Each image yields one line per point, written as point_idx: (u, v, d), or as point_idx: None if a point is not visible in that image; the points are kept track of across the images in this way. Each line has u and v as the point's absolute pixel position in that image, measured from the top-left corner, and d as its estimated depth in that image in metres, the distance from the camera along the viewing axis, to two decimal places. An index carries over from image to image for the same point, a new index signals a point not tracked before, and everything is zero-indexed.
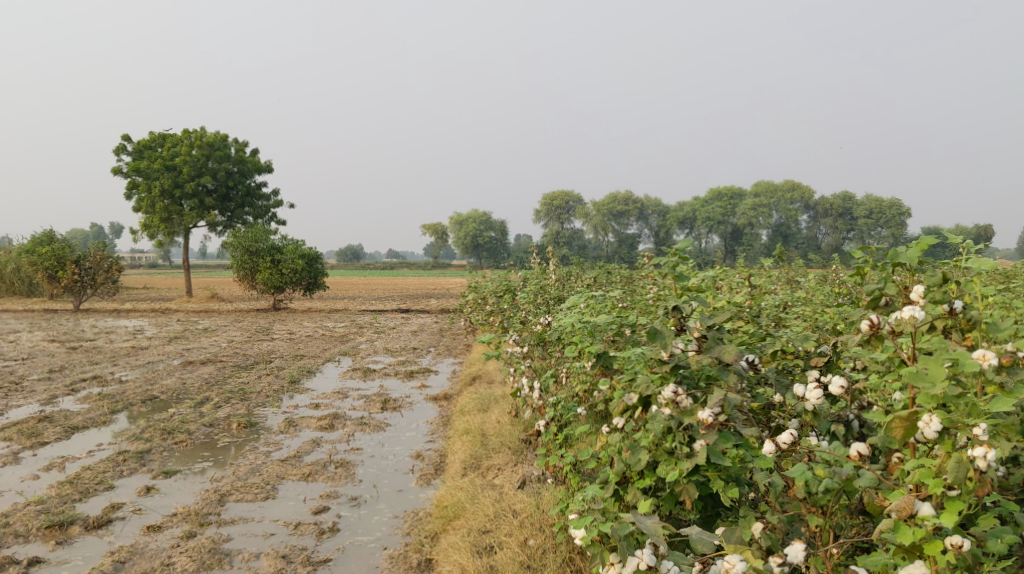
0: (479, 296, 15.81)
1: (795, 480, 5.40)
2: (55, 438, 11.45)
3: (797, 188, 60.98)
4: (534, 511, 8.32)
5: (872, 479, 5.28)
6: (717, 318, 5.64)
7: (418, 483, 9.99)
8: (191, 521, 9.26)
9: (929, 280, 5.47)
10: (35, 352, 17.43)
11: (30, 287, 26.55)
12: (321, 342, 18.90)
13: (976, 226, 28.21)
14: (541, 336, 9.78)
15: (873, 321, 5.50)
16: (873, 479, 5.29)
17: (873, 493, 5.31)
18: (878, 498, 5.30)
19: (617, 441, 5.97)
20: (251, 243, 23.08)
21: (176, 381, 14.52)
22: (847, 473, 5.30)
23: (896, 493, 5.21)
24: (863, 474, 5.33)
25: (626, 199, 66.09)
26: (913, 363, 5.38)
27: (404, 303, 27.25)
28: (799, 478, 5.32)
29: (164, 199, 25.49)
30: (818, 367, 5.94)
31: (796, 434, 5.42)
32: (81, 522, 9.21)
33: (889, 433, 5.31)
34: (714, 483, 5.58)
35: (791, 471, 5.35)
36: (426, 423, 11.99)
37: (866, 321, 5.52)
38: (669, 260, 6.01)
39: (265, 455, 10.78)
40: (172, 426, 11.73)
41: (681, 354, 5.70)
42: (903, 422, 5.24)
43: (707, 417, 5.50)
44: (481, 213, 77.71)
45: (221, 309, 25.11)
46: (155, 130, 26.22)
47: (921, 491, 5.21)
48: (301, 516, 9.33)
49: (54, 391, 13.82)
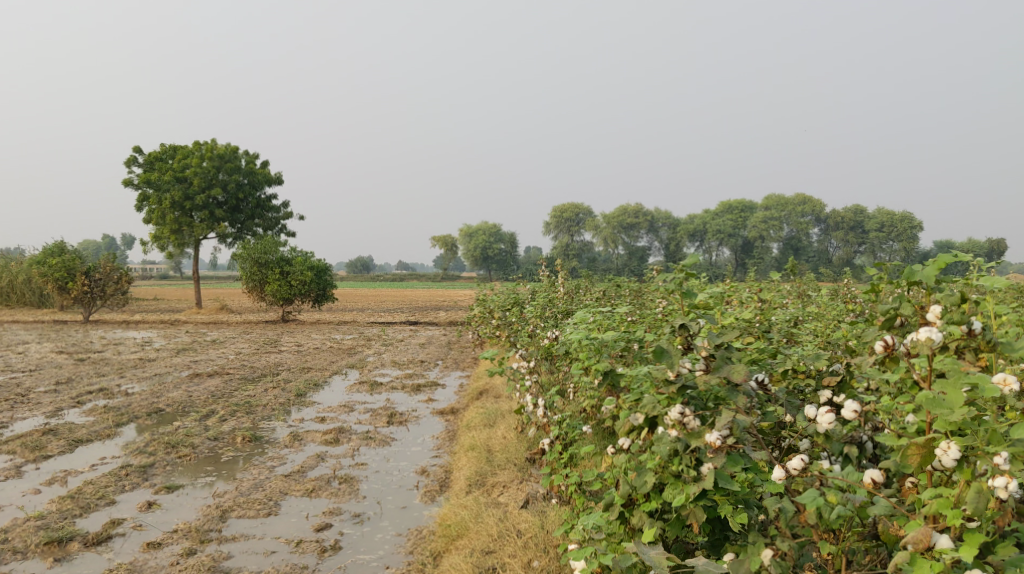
0: (487, 309, 15.68)
1: (806, 505, 5.23)
2: (58, 451, 11.34)
3: (808, 201, 60.71)
4: (538, 532, 8.19)
5: (887, 507, 5.14)
6: (725, 337, 5.49)
7: (422, 500, 9.83)
8: (192, 537, 9.11)
9: (947, 301, 5.29)
10: (43, 364, 17.35)
11: (40, 298, 26.55)
12: (329, 354, 18.80)
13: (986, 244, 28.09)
14: (548, 350, 9.61)
15: (888, 342, 5.31)
16: (887, 506, 5.14)
17: (888, 522, 5.17)
18: (893, 527, 5.14)
19: (623, 462, 5.86)
20: (260, 255, 23.01)
21: (182, 393, 14.41)
22: (860, 500, 5.15)
23: (912, 523, 5.04)
24: (877, 502, 5.18)
25: (637, 212, 65.94)
26: (929, 386, 5.23)
27: (413, 315, 27.15)
28: (810, 505, 5.15)
29: (174, 211, 25.48)
30: (831, 387, 5.77)
31: (807, 458, 5.26)
32: (80, 539, 9.08)
33: (904, 460, 5.12)
34: (723, 508, 5.40)
35: (802, 496, 5.18)
36: (432, 438, 11.84)
37: (879, 342, 5.33)
38: (676, 276, 5.86)
39: (268, 470, 10.64)
40: (176, 439, 11.61)
41: (689, 374, 5.53)
42: (920, 449, 5.07)
43: (715, 440, 5.33)
44: (491, 225, 77.64)
45: (230, 321, 25.05)
46: (166, 142, 26.23)
47: (938, 522, 5.04)
48: (304, 533, 9.18)
49: (60, 403, 13.72)
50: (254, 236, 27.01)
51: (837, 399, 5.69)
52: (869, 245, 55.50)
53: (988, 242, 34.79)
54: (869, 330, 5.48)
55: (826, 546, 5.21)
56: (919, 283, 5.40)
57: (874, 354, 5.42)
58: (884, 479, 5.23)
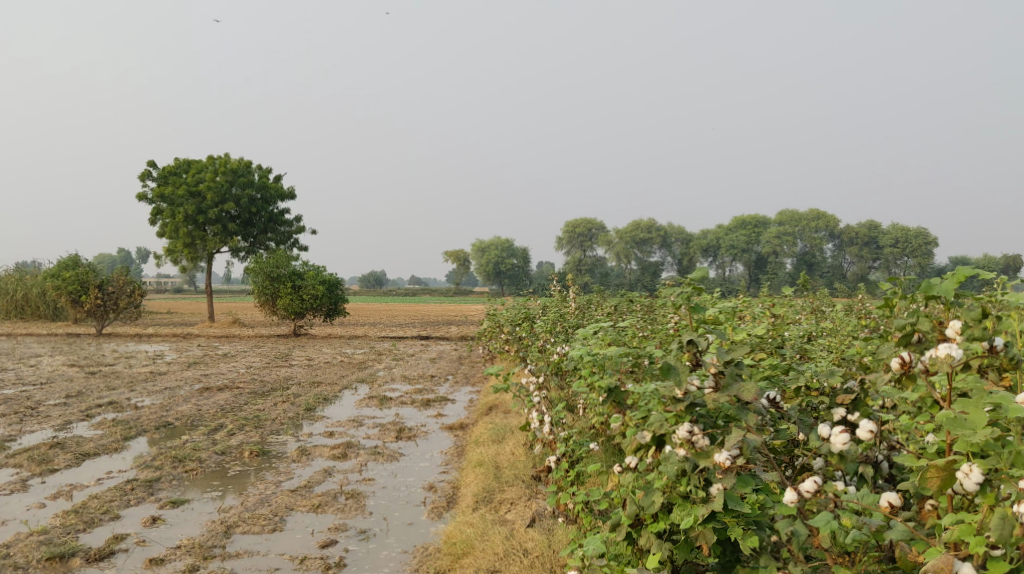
0: (498, 324, 15.53)
1: (820, 529, 5.07)
2: (65, 465, 11.23)
3: (822, 216, 60.38)
4: (545, 551, 8.05)
5: (904, 532, 4.95)
6: (735, 353, 5.32)
7: (429, 517, 9.67)
8: (196, 553, 8.98)
9: (968, 316, 5.21)
10: (54, 377, 17.29)
11: (54, 311, 26.57)
12: (340, 369, 18.67)
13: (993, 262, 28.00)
14: (557, 365, 9.47)
15: (904, 358, 5.17)
16: (904, 531, 4.96)
17: (905, 546, 4.98)
18: (912, 552, 4.97)
19: (629, 481, 5.69)
20: (272, 268, 22.93)
21: (191, 407, 14.30)
22: (876, 524, 5.01)
23: (932, 551, 4.86)
24: (894, 526, 5.00)
25: (649, 227, 65.81)
26: (949, 406, 5.06)
27: (424, 330, 27.02)
28: (824, 528, 5.00)
29: (187, 224, 25.50)
30: (846, 405, 5.58)
31: (821, 480, 5.06)
32: (82, 554, 8.95)
33: (922, 484, 5.00)
34: (733, 531, 5.21)
35: (816, 520, 5.02)
36: (440, 453, 11.69)
37: (895, 358, 5.21)
38: (682, 290, 5.67)
39: (275, 485, 10.50)
40: (183, 453, 11.49)
41: (697, 392, 5.34)
42: (939, 473, 4.95)
43: (725, 460, 5.18)
44: (504, 240, 77.59)
45: (242, 335, 24.97)
46: (179, 157, 26.26)
47: (960, 550, 4.83)
48: (309, 550, 9.03)
49: (68, 417, 13.63)
50: (266, 250, 26.98)
51: (852, 418, 5.51)
52: (883, 261, 55.16)
53: (1004, 259, 34.29)
54: (887, 348, 5.31)
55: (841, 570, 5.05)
56: (938, 297, 5.24)
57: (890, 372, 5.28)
58: (902, 503, 5.06)
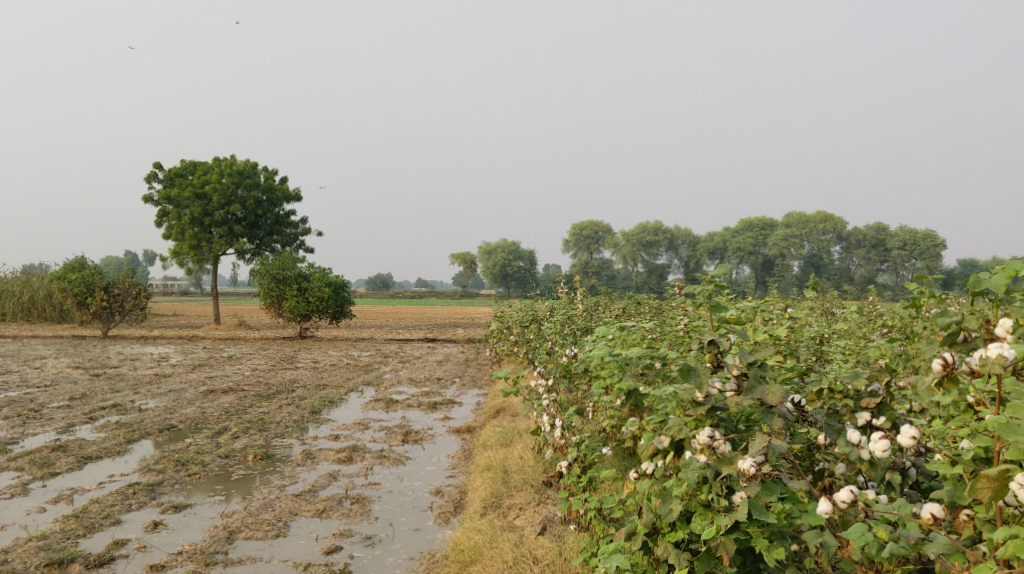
0: (506, 326, 15.29)
1: (851, 540, 4.86)
2: (67, 468, 11.03)
3: (829, 219, 59.51)
4: (556, 559, 7.83)
5: (946, 545, 4.73)
6: (759, 354, 5.08)
7: (436, 522, 9.45)
8: (197, 560, 8.77)
9: (1018, 314, 5.01)
10: (58, 379, 17.10)
11: (60, 313, 26.41)
12: (346, 371, 18.46)
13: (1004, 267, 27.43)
14: (566, 367, 9.25)
15: (947, 360, 4.87)
16: (946, 544, 4.74)
17: (947, 561, 4.75)
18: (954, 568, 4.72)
19: (645, 488, 5.43)
20: (278, 270, 22.72)
21: (195, 409, 14.09)
22: (916, 536, 4.76)
23: (983, 566, 4.62)
24: (934, 539, 4.76)
25: (656, 229, 64.75)
26: (997, 410, 4.83)
27: (431, 332, 26.78)
28: (857, 540, 4.76)
29: (193, 226, 25.33)
30: (870, 409, 5.37)
31: (857, 490, 4.84)
32: (81, 560, 8.75)
33: (971, 494, 4.71)
34: (757, 542, 4.98)
35: (849, 532, 4.79)
36: (447, 457, 11.47)
37: (937, 361, 4.89)
38: (704, 289, 5.43)
39: (279, 490, 10.28)
40: (186, 457, 11.27)
41: (718, 394, 5.15)
42: (991, 483, 4.66)
43: (749, 467, 4.95)
44: (511, 243, 77.31)
45: (248, 337, 24.78)
46: (185, 159, 26.12)
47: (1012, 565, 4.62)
48: (313, 556, 8.82)
49: (72, 420, 13.43)
50: (272, 252, 26.81)
51: (877, 423, 5.29)
52: (891, 263, 54.73)
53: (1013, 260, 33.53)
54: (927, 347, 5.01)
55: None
56: (986, 293, 5.01)
57: (930, 374, 4.97)
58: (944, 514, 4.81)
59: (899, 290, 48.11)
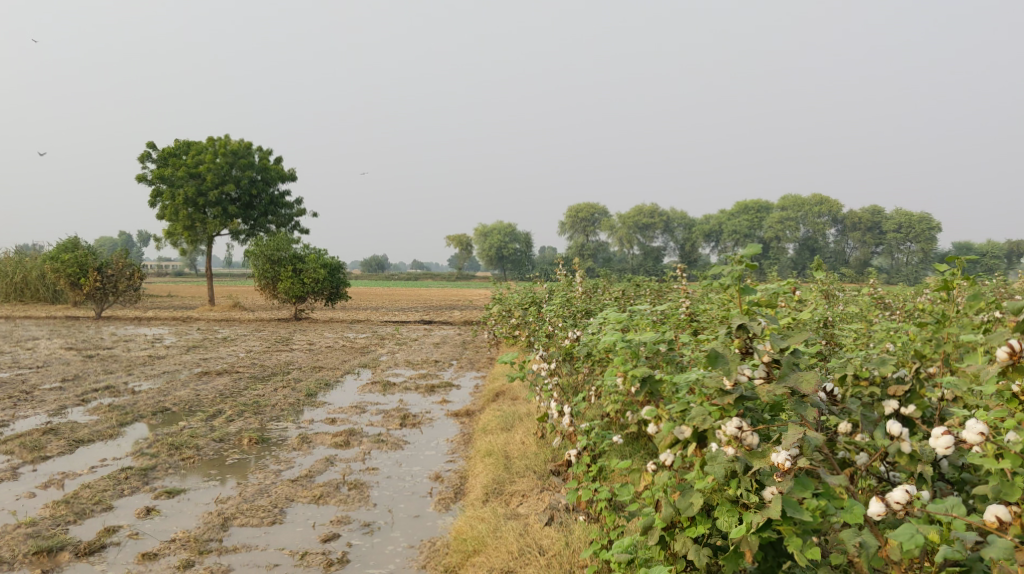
0: (504, 308, 14.96)
1: (892, 540, 4.67)
2: (57, 452, 10.73)
3: (825, 201, 59.09)
4: (563, 550, 7.48)
5: (1005, 549, 4.55)
6: (791, 341, 4.88)
7: (436, 509, 9.17)
8: (190, 548, 8.48)
9: None
10: (50, 361, 16.76)
11: (54, 294, 26.04)
12: (341, 353, 18.15)
13: (998, 254, 27.12)
14: (569, 350, 8.94)
15: (1015, 348, 4.78)
16: (1005, 548, 4.55)
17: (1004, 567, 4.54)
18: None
19: (664, 480, 5.21)
20: (273, 251, 22.38)
21: (189, 392, 13.78)
22: (972, 540, 4.59)
23: None
24: (993, 542, 4.58)
25: (652, 211, 64.68)
26: None
27: (427, 314, 26.43)
28: (905, 543, 4.59)
29: (187, 207, 24.89)
30: (898, 397, 5.09)
31: (912, 491, 4.65)
32: (71, 548, 8.45)
33: None
34: (789, 541, 4.76)
35: (898, 535, 4.60)
36: (446, 441, 11.20)
37: (1004, 348, 4.80)
38: (732, 270, 5.22)
39: (275, 475, 9.99)
40: (180, 440, 10.97)
41: (747, 383, 4.95)
42: None
43: (784, 462, 4.74)
44: (507, 224, 76.81)
45: (242, 318, 24.45)
46: (178, 138, 25.62)
47: None
48: (310, 545, 8.54)
49: (63, 401, 13.12)
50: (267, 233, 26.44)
51: (906, 411, 5.03)
52: (887, 246, 54.47)
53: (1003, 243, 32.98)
54: (991, 333, 4.92)
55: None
56: None
57: (995, 361, 4.89)
58: (1010, 518, 4.62)
59: (895, 272, 47.82)
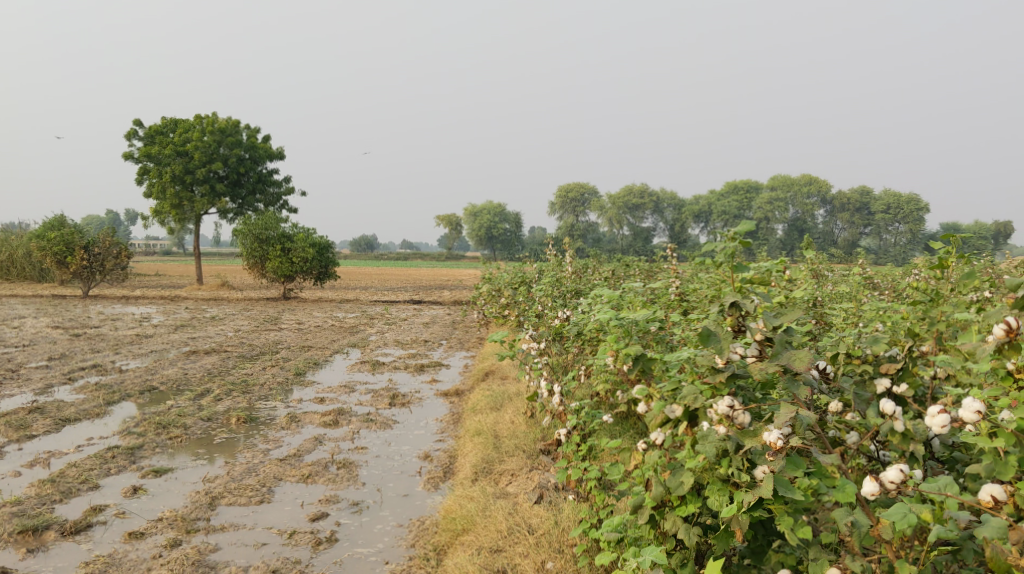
0: (494, 288, 14.91)
1: (885, 520, 4.67)
2: (43, 431, 10.64)
3: (815, 182, 59.13)
4: (552, 529, 7.38)
5: (999, 528, 4.55)
6: (784, 319, 4.84)
7: (425, 488, 9.14)
8: (177, 527, 8.43)
9: None
10: (36, 339, 16.64)
11: (40, 272, 25.86)
12: (330, 332, 18.08)
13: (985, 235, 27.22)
14: (559, 329, 8.88)
15: (1010, 325, 4.78)
16: (999, 527, 4.55)
17: (997, 546, 4.54)
18: (1006, 553, 4.51)
19: (654, 459, 5.17)
20: (261, 230, 22.23)
21: (177, 371, 13.70)
22: (966, 520, 4.59)
23: None
24: (986, 521, 4.58)
25: (642, 192, 64.61)
26: None
27: (416, 294, 26.36)
28: (899, 522, 4.59)
29: (174, 185, 24.67)
30: (890, 375, 5.07)
31: (906, 470, 4.62)
32: (56, 527, 8.40)
33: None
34: (780, 520, 4.74)
35: (891, 514, 4.61)
36: (435, 420, 11.16)
37: (1000, 325, 4.80)
38: (725, 247, 5.17)
39: (263, 454, 9.93)
40: (167, 419, 10.90)
41: (739, 360, 4.92)
42: None
43: (776, 440, 4.71)
44: (497, 205, 76.62)
45: (231, 298, 24.32)
46: (166, 116, 25.37)
47: None
48: (298, 523, 8.50)
49: (50, 380, 13.02)
50: (255, 212, 26.29)
51: (898, 390, 5.01)
52: (875, 227, 54.57)
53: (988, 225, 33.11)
54: (989, 310, 4.90)
55: (905, 564, 4.64)
56: None
57: (991, 338, 4.88)
58: (1005, 498, 4.62)
59: (883, 253, 47.98)
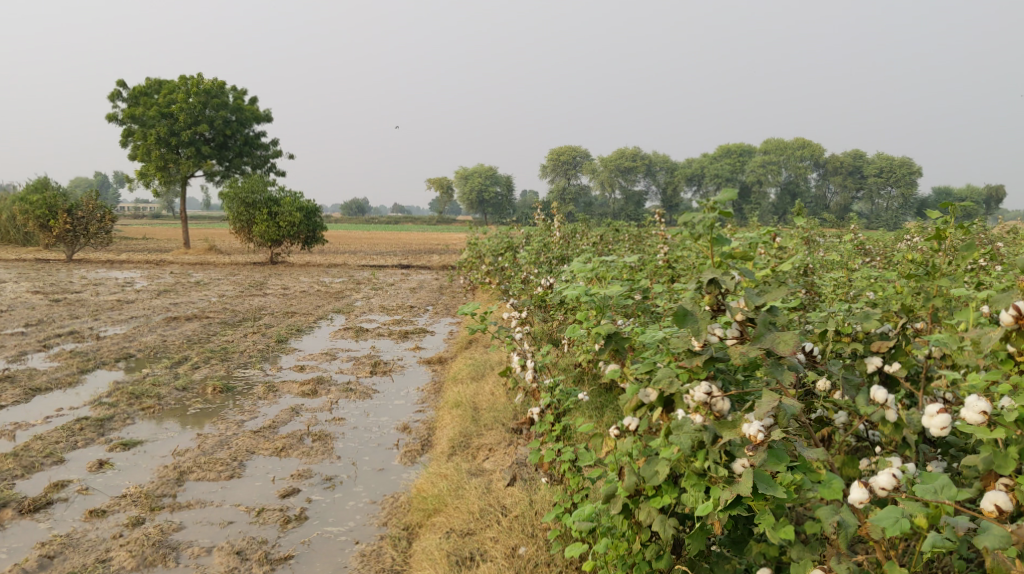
0: (480, 253, 14.50)
1: (875, 524, 4.35)
2: (12, 400, 10.24)
3: (808, 145, 58.62)
4: (525, 511, 7.03)
5: (1000, 537, 4.22)
6: (767, 297, 4.47)
7: (402, 462, 8.79)
8: (141, 505, 8.06)
9: None
10: (15, 304, 16.20)
11: (24, 236, 25.33)
12: (316, 298, 17.70)
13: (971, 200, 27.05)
14: (542, 298, 8.48)
15: (1020, 312, 4.39)
16: (1001, 536, 4.22)
17: (998, 555, 4.21)
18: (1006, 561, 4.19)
19: (628, 446, 4.85)
20: (248, 194, 21.68)
21: (155, 338, 13.28)
22: (965, 526, 4.25)
23: None
24: (987, 529, 4.25)
25: (635, 155, 63.96)
26: None
27: (405, 258, 25.94)
28: (891, 528, 4.25)
29: (160, 146, 24.04)
30: (881, 354, 4.80)
31: (897, 475, 4.30)
32: (15, 505, 8.02)
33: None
34: (762, 518, 4.40)
35: (881, 519, 4.26)
36: (416, 389, 10.81)
37: (1010, 311, 4.41)
38: (704, 218, 4.78)
39: (237, 426, 9.56)
40: (141, 389, 10.51)
41: (718, 343, 4.57)
42: None
43: (757, 434, 4.35)
44: (489, 168, 75.92)
45: (217, 262, 23.88)
46: (150, 76, 24.73)
47: None
48: (267, 500, 8.15)
49: (24, 347, 12.60)
50: (242, 175, 25.79)
51: (889, 369, 4.74)
52: (868, 190, 54.15)
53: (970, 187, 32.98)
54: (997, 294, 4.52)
55: (896, 568, 4.31)
56: None
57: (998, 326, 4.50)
58: (1010, 506, 4.27)
59: (874, 216, 47.68)
